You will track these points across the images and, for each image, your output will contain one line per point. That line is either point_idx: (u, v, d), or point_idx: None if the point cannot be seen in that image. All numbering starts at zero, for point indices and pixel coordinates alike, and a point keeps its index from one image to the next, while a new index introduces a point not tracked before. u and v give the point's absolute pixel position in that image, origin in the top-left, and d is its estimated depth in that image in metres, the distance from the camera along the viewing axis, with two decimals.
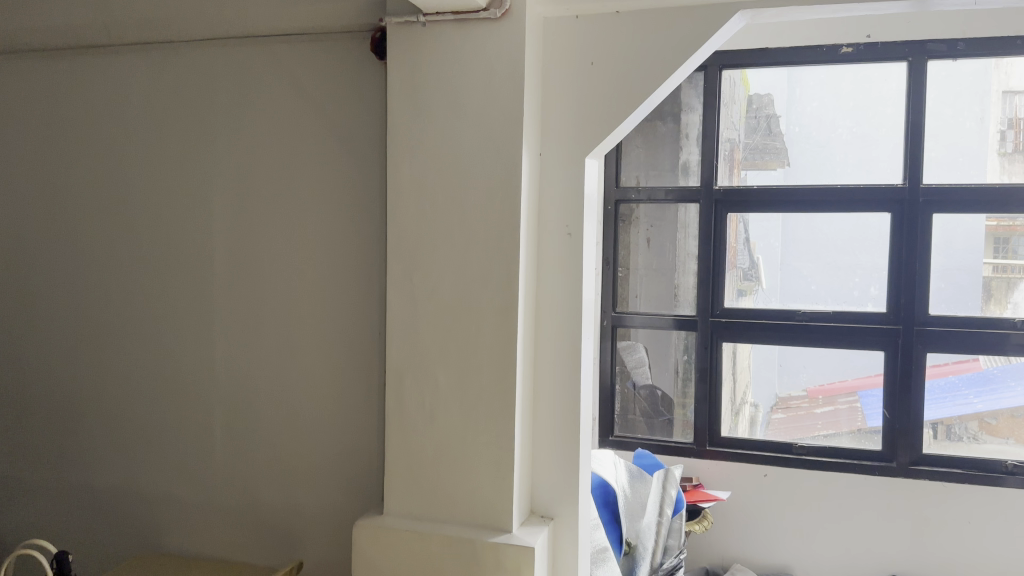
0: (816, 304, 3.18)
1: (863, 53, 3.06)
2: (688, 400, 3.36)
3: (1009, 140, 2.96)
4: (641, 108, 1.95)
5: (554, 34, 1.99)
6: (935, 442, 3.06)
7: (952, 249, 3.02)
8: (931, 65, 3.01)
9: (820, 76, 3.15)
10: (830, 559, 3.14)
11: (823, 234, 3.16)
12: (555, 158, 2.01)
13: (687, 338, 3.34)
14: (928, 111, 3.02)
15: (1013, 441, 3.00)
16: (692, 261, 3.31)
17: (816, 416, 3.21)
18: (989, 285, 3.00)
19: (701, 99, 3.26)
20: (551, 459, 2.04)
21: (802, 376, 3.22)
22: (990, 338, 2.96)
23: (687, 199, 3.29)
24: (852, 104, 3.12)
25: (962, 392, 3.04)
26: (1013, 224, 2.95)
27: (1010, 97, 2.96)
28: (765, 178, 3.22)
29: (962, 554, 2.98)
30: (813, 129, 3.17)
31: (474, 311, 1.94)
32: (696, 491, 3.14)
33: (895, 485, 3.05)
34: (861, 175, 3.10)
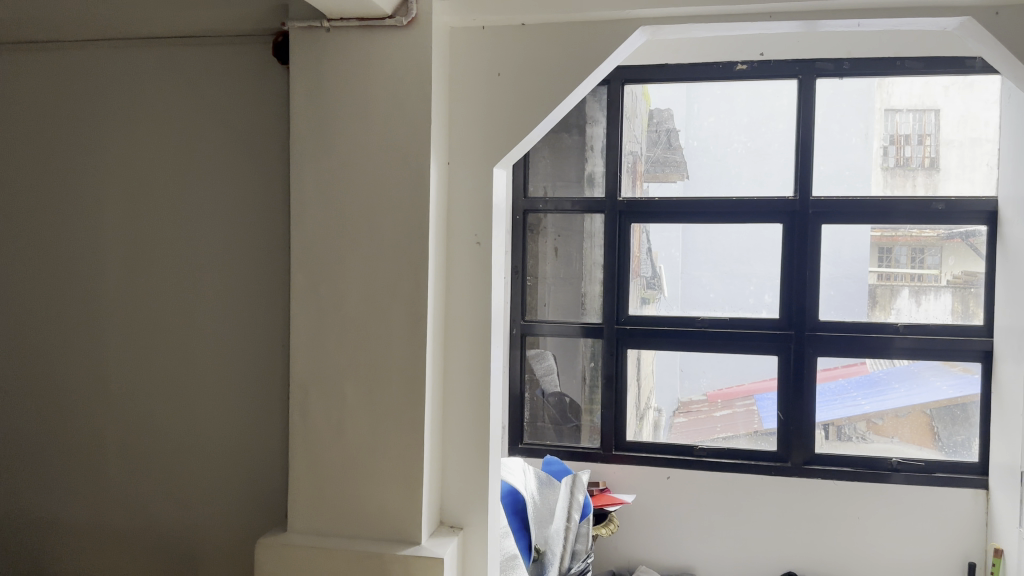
0: (714, 310, 3.32)
1: (756, 70, 3.20)
2: (595, 406, 3.43)
3: (891, 155, 3.16)
4: (547, 119, 1.98)
5: (461, 45, 2.00)
6: (827, 443, 3.23)
7: (840, 258, 3.19)
8: (820, 83, 3.18)
9: (717, 92, 3.29)
10: (730, 557, 3.25)
11: (721, 244, 3.29)
12: (463, 168, 2.02)
13: (594, 345, 3.41)
14: (817, 127, 3.20)
15: (898, 439, 3.18)
16: (597, 269, 3.38)
17: (715, 419, 3.33)
18: (875, 292, 3.18)
19: (605, 112, 3.35)
20: (462, 469, 2.03)
21: (702, 381, 3.33)
22: (874, 342, 3.15)
23: (593, 209, 3.36)
24: (746, 120, 3.27)
25: (851, 394, 3.22)
26: (895, 235, 3.15)
27: (891, 115, 3.17)
28: (666, 190, 3.33)
29: (851, 548, 3.15)
30: (711, 144, 3.30)
31: (382, 321, 1.92)
32: (604, 495, 3.19)
33: (789, 484, 3.19)
34: (756, 187, 3.24)
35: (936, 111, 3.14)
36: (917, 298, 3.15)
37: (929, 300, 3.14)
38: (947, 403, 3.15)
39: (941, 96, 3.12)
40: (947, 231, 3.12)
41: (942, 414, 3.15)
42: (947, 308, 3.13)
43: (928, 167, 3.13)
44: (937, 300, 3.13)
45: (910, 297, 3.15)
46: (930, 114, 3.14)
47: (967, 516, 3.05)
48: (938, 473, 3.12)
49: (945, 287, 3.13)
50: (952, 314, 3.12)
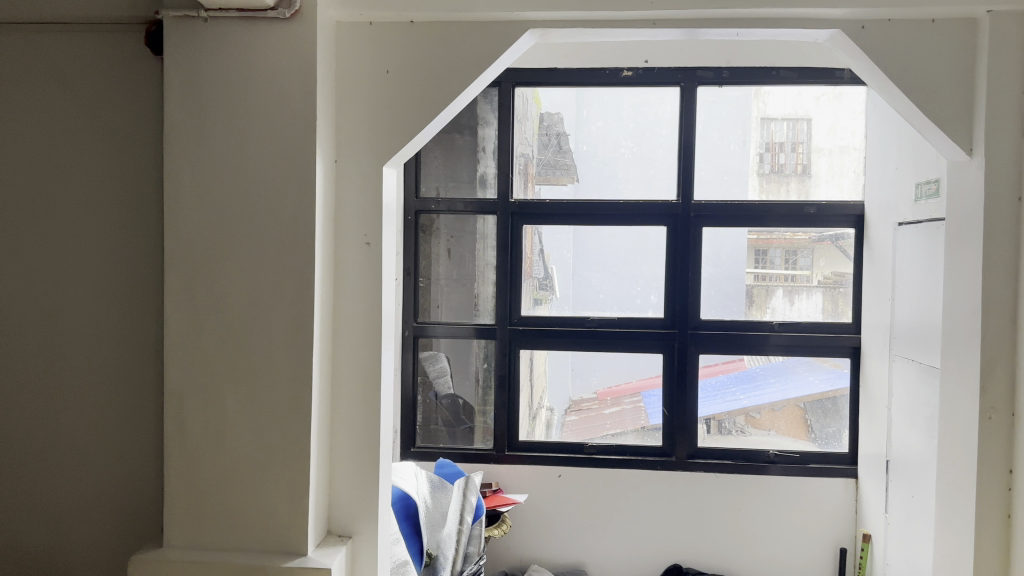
0: (603, 310, 3.37)
1: (641, 77, 3.28)
2: (488, 407, 3.42)
3: (767, 162, 3.30)
4: (438, 119, 1.96)
5: (348, 41, 1.95)
6: (708, 436, 3.36)
7: (720, 260, 3.33)
8: (701, 90, 3.30)
9: (605, 97, 3.34)
10: (619, 552, 3.32)
11: (610, 246, 3.36)
12: (351, 166, 1.96)
13: (487, 346, 3.40)
14: (698, 133, 3.31)
15: (774, 432, 3.34)
16: (490, 270, 3.38)
17: (605, 416, 3.38)
18: (752, 292, 3.33)
19: (496, 114, 3.35)
20: (351, 475, 1.98)
21: (593, 379, 3.38)
22: (752, 340, 3.30)
23: (485, 210, 3.35)
24: (632, 125, 3.34)
25: (731, 389, 3.35)
26: (770, 237, 3.31)
27: (767, 123, 3.30)
28: (557, 193, 3.36)
29: (732, 538, 3.28)
30: (599, 147, 3.35)
31: (265, 324, 1.84)
32: (496, 496, 3.19)
33: (674, 478, 3.30)
34: (642, 191, 3.33)
35: (808, 120, 3.30)
36: (791, 297, 3.31)
37: (802, 299, 3.31)
38: (819, 396, 3.33)
39: (812, 106, 3.29)
40: (817, 234, 3.30)
41: (813, 407, 3.33)
42: (818, 307, 3.31)
43: (801, 173, 3.29)
44: (808, 299, 3.31)
45: (784, 296, 3.32)
46: (802, 123, 3.30)
47: (838, 504, 3.24)
48: (812, 463, 3.30)
49: (816, 287, 3.31)
50: (823, 312, 3.31)
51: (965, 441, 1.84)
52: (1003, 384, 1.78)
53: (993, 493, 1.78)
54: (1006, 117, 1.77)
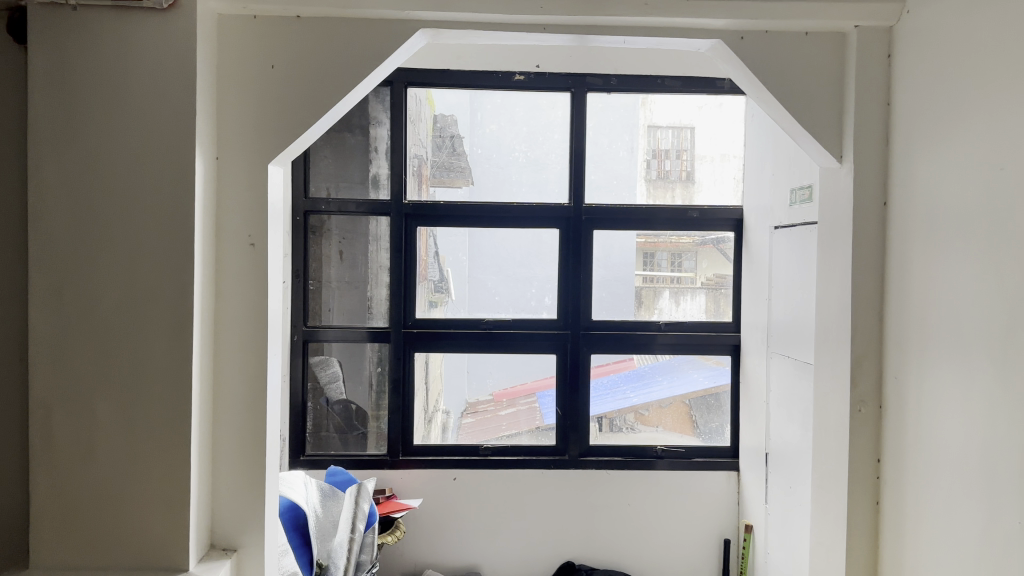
0: (499, 312, 3.39)
1: (532, 82, 3.31)
2: (382, 412, 3.35)
3: (654, 168, 3.42)
4: (326, 117, 1.91)
5: (230, 34, 1.87)
6: (601, 434, 3.44)
7: (610, 263, 3.42)
8: (590, 97, 3.36)
9: (498, 101, 3.34)
10: (513, 553, 3.33)
11: (504, 249, 3.37)
12: (235, 165, 1.88)
13: (381, 350, 3.34)
14: (588, 138, 3.37)
15: (662, 428, 3.45)
16: (384, 273, 3.32)
17: (501, 417, 3.40)
18: (640, 293, 3.44)
19: (388, 114, 3.28)
20: (236, 486, 1.89)
21: (489, 382, 3.39)
22: (640, 339, 3.40)
23: (378, 212, 3.29)
24: (525, 129, 3.36)
25: (621, 388, 3.45)
26: (657, 241, 3.42)
27: (653, 131, 3.41)
28: (452, 195, 3.35)
29: (623, 533, 3.35)
30: (493, 151, 3.35)
31: (142, 330, 1.74)
32: (389, 502, 3.14)
33: (567, 477, 3.35)
34: (535, 194, 3.37)
35: (692, 128, 3.42)
36: (677, 298, 3.44)
37: (686, 300, 3.45)
38: (703, 392, 3.48)
39: (695, 115, 3.42)
40: (700, 237, 3.44)
41: (698, 403, 3.47)
42: (701, 307, 3.46)
43: (686, 180, 3.42)
44: (693, 300, 3.45)
45: (670, 297, 3.44)
46: (686, 131, 3.42)
47: (722, 496, 3.37)
48: (697, 458, 3.43)
49: (699, 288, 3.45)
50: (706, 312, 3.46)
51: (838, 432, 1.95)
52: (872, 378, 1.90)
53: (863, 481, 1.89)
54: (870, 127, 1.89)
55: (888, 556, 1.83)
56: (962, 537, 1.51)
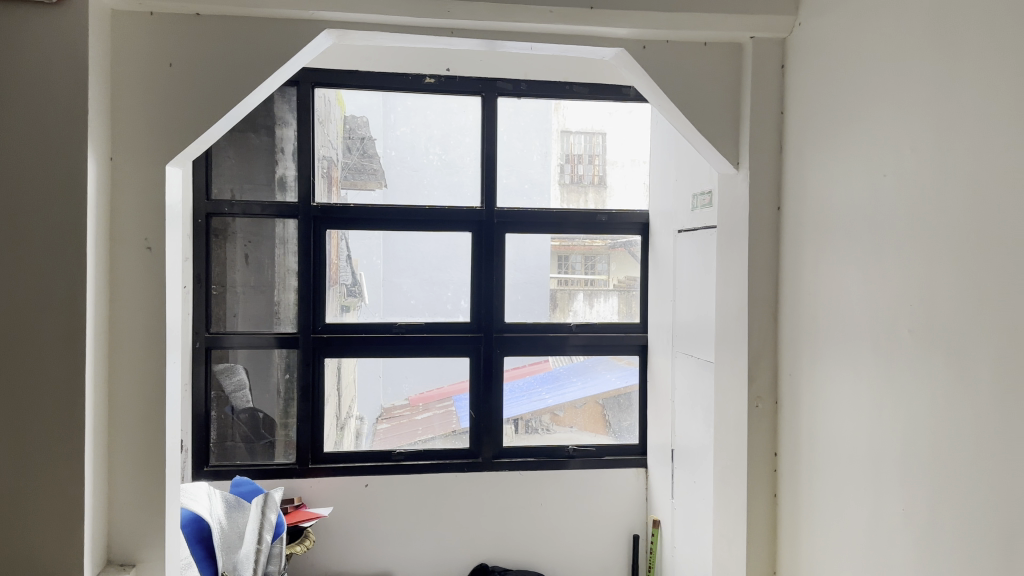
0: (413, 316, 3.36)
1: (444, 85, 3.29)
2: (290, 420, 3.26)
3: (567, 172, 3.48)
4: (229, 116, 1.86)
5: (125, 31, 1.80)
6: (516, 436, 3.47)
7: (526, 266, 3.46)
8: (501, 101, 3.38)
9: (409, 103, 3.32)
10: (427, 557, 3.31)
11: (418, 253, 3.36)
12: (130, 165, 1.80)
13: (288, 356, 3.25)
14: (500, 142, 3.40)
15: (576, 428, 3.51)
16: (291, 277, 3.23)
17: (416, 422, 3.37)
18: (555, 296, 3.50)
19: (295, 114, 3.20)
20: (133, 498, 1.81)
21: (404, 386, 3.36)
22: (553, 341, 3.46)
23: (285, 214, 3.21)
24: (437, 132, 3.35)
25: (536, 390, 3.50)
26: (572, 244, 3.49)
27: (566, 136, 3.47)
28: (363, 198, 3.30)
29: (536, 534, 3.39)
30: (405, 153, 3.33)
31: (29, 337, 1.64)
32: (298, 511, 3.06)
33: (481, 479, 3.35)
34: (449, 198, 3.37)
35: (603, 134, 3.50)
36: (591, 301, 3.52)
37: (600, 301, 3.53)
38: (615, 393, 3.56)
39: (606, 121, 3.50)
40: (612, 240, 3.53)
41: (611, 404, 3.56)
42: (614, 309, 3.55)
43: (598, 185, 3.50)
44: (606, 302, 3.54)
45: (585, 300, 3.52)
46: (598, 137, 3.49)
47: (630, 492, 3.46)
48: (607, 456, 3.50)
49: (612, 291, 3.55)
50: (619, 314, 3.55)
51: (737, 427, 2.03)
52: (768, 375, 1.98)
53: (762, 473, 1.97)
54: (765, 135, 1.98)
55: (785, 544, 1.91)
56: (850, 524, 1.59)
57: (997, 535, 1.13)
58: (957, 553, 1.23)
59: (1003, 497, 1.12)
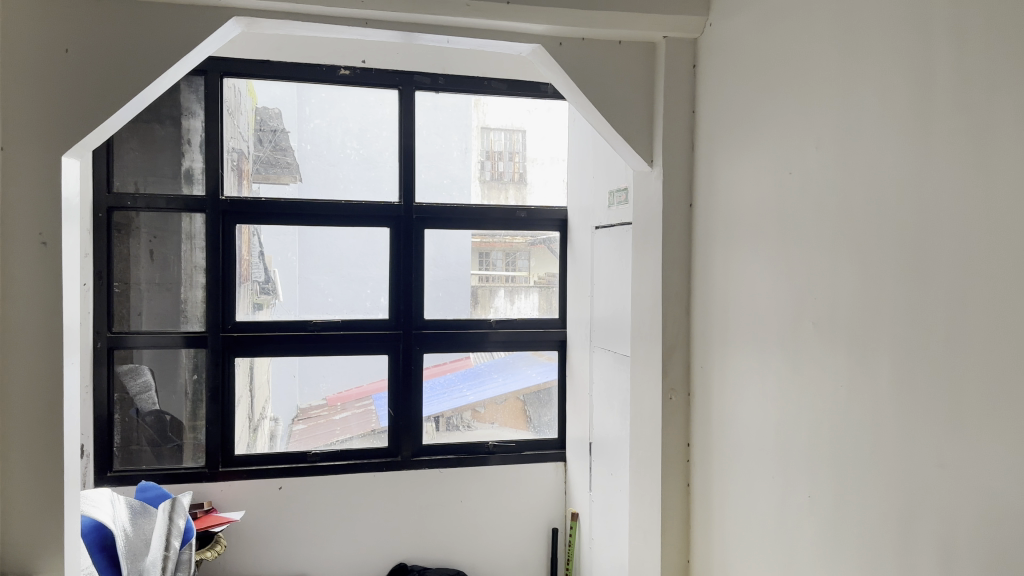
0: (329, 314, 3.30)
1: (359, 77, 3.25)
2: (199, 422, 3.14)
3: (487, 169, 3.48)
4: (131, 104, 1.77)
5: (14, 11, 1.69)
6: (437, 434, 3.45)
7: (447, 263, 3.44)
8: (418, 95, 3.35)
9: (324, 95, 3.24)
10: (344, 559, 3.25)
11: (334, 249, 3.29)
12: (21, 155, 1.69)
13: (197, 355, 3.13)
14: (419, 137, 3.36)
15: (496, 424, 3.52)
16: (199, 274, 3.12)
17: (334, 422, 3.31)
18: (476, 292, 3.49)
19: (202, 104, 3.09)
20: (28, 507, 1.71)
21: (321, 385, 3.29)
22: (473, 338, 3.46)
23: (192, 209, 3.09)
24: (354, 125, 3.29)
25: (457, 386, 3.48)
26: (492, 241, 3.50)
27: (486, 132, 3.47)
28: (277, 192, 3.21)
29: (455, 531, 3.38)
30: (321, 147, 3.26)
31: None
32: (208, 517, 2.97)
33: (400, 478, 3.32)
34: (367, 192, 3.32)
35: (522, 131, 3.52)
36: (511, 297, 3.54)
37: (520, 298, 3.56)
38: (535, 388, 3.59)
39: (525, 118, 3.52)
40: (532, 237, 3.56)
41: (531, 399, 3.58)
42: (534, 305, 3.58)
43: (518, 181, 3.51)
44: (526, 298, 3.56)
45: (505, 297, 3.53)
46: (517, 134, 3.51)
47: (549, 486, 3.49)
48: (527, 451, 3.53)
49: (533, 287, 3.58)
50: (539, 310, 3.59)
51: (652, 419, 2.07)
52: (681, 368, 2.03)
53: (675, 464, 2.02)
54: (677, 133, 2.02)
55: (697, 533, 1.96)
56: (759, 510, 1.64)
57: (894, 518, 1.18)
58: (857, 536, 1.28)
59: (898, 480, 1.17)
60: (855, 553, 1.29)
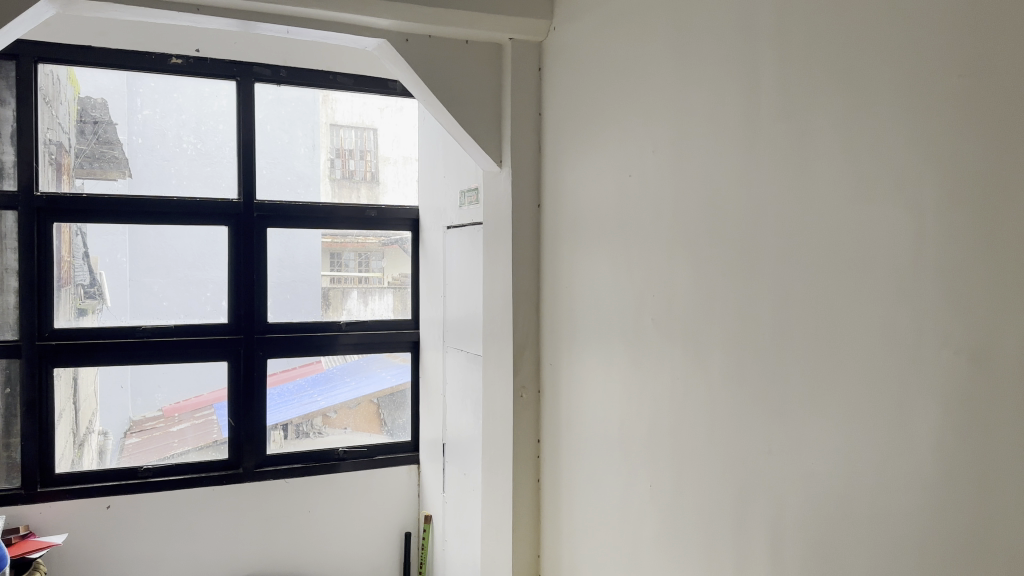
0: (166, 319, 3.09)
1: (192, 67, 3.05)
2: (13, 440, 2.84)
3: (338, 167, 3.39)
4: None
5: None
6: (286, 442, 3.31)
7: (295, 263, 3.32)
8: (258, 87, 3.19)
9: (154, 85, 3.03)
10: None
11: (171, 249, 3.08)
12: None
13: (9, 367, 2.84)
14: (262, 132, 3.22)
15: (349, 429, 3.43)
16: (12, 277, 2.83)
17: (171, 435, 3.10)
18: (327, 294, 3.39)
19: (14, 91, 2.80)
20: None
21: (157, 396, 3.07)
22: (322, 341, 3.36)
23: (2, 205, 2.80)
24: (190, 118, 3.10)
25: (308, 392, 3.36)
26: (344, 241, 3.41)
27: (336, 129, 3.37)
28: (103, 188, 2.97)
29: (304, 541, 3.27)
30: (153, 141, 3.04)
31: None
32: (25, 542, 2.69)
33: (243, 490, 3.16)
34: (207, 189, 3.14)
35: (374, 129, 3.45)
36: (365, 299, 3.47)
37: (374, 299, 3.49)
38: (389, 391, 3.53)
39: (376, 116, 3.45)
40: (386, 237, 3.50)
41: (386, 402, 3.52)
42: (389, 307, 3.53)
43: (370, 181, 3.45)
44: (380, 300, 3.51)
45: (359, 298, 3.45)
46: (369, 132, 3.43)
47: (401, 490, 3.46)
48: (379, 455, 3.46)
49: (387, 288, 3.52)
50: (394, 311, 3.54)
51: (504, 418, 2.09)
52: (531, 365, 2.05)
53: (526, 461, 2.04)
54: (524, 133, 2.04)
55: (547, 527, 2.00)
56: (605, 502, 1.69)
57: (728, 505, 1.25)
58: (694, 523, 1.35)
59: (732, 467, 1.24)
60: (692, 536, 1.35)
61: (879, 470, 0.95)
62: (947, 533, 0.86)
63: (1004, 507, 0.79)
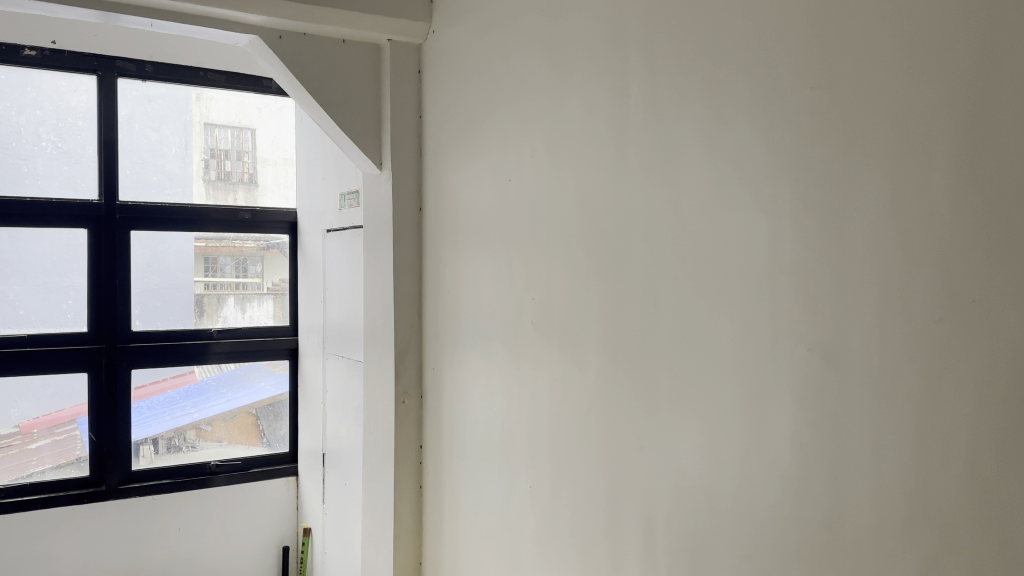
0: (21, 329, 2.87)
1: (48, 59, 2.84)
2: None
3: (213, 168, 3.24)
4: None
5: None
6: (157, 457, 3.14)
7: (164, 268, 3.15)
8: (121, 82, 3.02)
9: (5, 77, 2.80)
10: None
11: (27, 253, 2.86)
12: None
13: None
14: (127, 129, 3.04)
15: (224, 442, 3.27)
16: None
17: (30, 453, 2.87)
18: (201, 301, 3.24)
19: None
20: None
21: (13, 412, 2.83)
22: (195, 349, 3.20)
23: None
24: (46, 113, 2.88)
25: (180, 404, 3.19)
26: (219, 245, 3.26)
27: (210, 129, 3.22)
28: None
29: (174, 561, 3.10)
30: (7, 137, 2.82)
31: None
32: None
33: (106, 510, 2.97)
34: (68, 190, 2.94)
35: (251, 130, 3.32)
36: (242, 305, 3.33)
37: (253, 306, 3.36)
38: (269, 401, 3.40)
39: (254, 116, 3.33)
40: (264, 242, 3.38)
41: (264, 412, 3.39)
42: (268, 313, 3.41)
43: (247, 182, 3.32)
44: (259, 306, 3.38)
45: (236, 305, 3.32)
46: (246, 132, 3.30)
47: (279, 502, 3.35)
48: (256, 468, 3.33)
49: (266, 294, 3.40)
50: (273, 317, 3.42)
51: (385, 423, 2.06)
52: (412, 371, 2.03)
53: (408, 467, 2.02)
54: (404, 136, 2.03)
55: (428, 534, 1.99)
56: (486, 505, 1.70)
57: (604, 503, 1.28)
58: (571, 522, 1.37)
59: (607, 466, 1.27)
60: (569, 534, 1.37)
61: (742, 464, 1.00)
62: (802, 522, 0.91)
63: (853, 496, 0.85)
